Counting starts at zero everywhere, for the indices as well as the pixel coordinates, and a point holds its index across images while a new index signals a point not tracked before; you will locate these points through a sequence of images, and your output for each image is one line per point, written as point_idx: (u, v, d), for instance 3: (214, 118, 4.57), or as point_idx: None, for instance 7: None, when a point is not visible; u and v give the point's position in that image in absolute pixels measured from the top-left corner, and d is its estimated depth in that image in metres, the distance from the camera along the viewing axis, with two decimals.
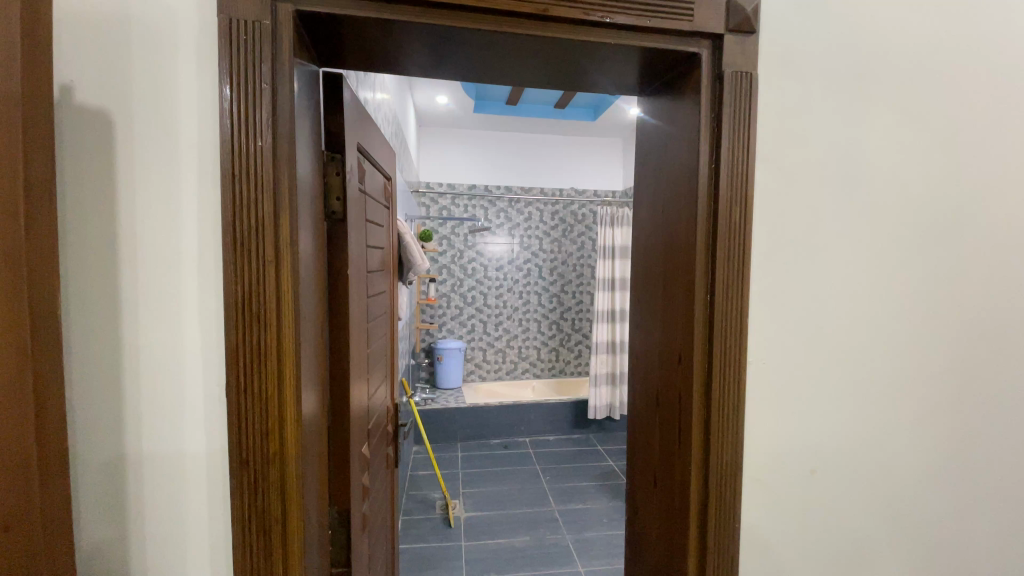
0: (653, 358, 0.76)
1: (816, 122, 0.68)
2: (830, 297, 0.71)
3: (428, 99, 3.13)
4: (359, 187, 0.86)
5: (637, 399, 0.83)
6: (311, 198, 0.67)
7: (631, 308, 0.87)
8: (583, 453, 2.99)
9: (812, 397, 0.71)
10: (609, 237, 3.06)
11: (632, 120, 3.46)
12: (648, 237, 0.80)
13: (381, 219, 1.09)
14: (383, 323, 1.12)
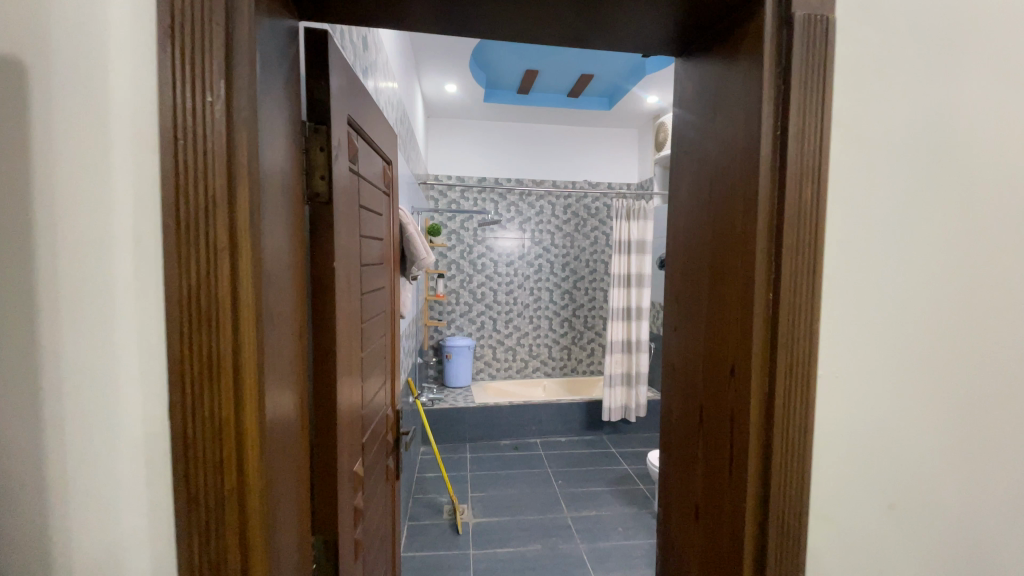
0: (697, 368, 0.64)
1: (904, 82, 0.55)
2: (915, 298, 0.58)
3: (437, 88, 3.01)
4: (353, 168, 0.75)
5: (673, 415, 0.71)
6: (288, 176, 0.56)
7: (665, 308, 0.75)
8: (597, 456, 2.87)
9: (893, 418, 0.59)
10: (625, 231, 2.92)
11: (649, 109, 3.32)
12: (689, 225, 0.67)
13: (380, 207, 0.98)
14: (382, 322, 1.01)
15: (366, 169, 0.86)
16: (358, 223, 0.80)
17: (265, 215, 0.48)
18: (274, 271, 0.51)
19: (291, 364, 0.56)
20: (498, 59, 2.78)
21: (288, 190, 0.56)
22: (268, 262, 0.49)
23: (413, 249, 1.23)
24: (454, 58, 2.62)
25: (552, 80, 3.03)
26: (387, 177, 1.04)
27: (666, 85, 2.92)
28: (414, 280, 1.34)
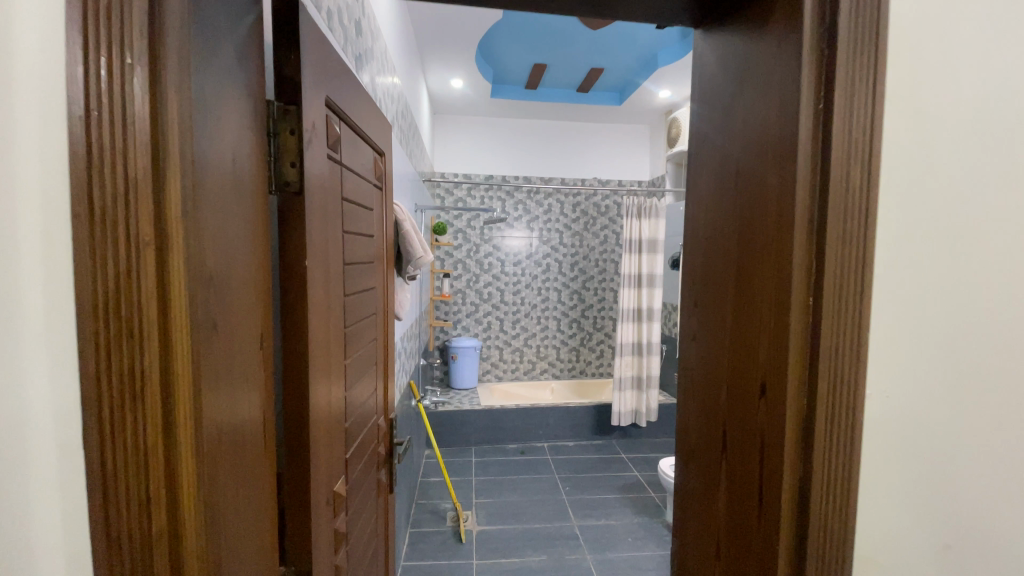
0: (720, 383, 0.55)
1: (982, 42, 0.45)
2: (994, 305, 0.48)
3: (442, 83, 2.93)
4: (332, 155, 0.68)
5: (692, 434, 0.63)
6: (245, 161, 0.48)
7: (683, 313, 0.66)
8: (605, 462, 2.78)
9: (958, 449, 0.49)
10: (636, 230, 2.82)
11: (661, 103, 3.21)
12: (712, 219, 0.59)
13: (370, 200, 0.90)
14: (373, 325, 0.94)
15: (351, 159, 0.78)
16: (341, 218, 0.72)
17: (209, 205, 0.41)
18: (223, 271, 0.43)
19: (250, 378, 0.49)
20: (505, 53, 2.70)
21: (247, 178, 0.49)
22: (212, 261, 0.42)
23: (409, 247, 1.15)
24: (460, 52, 2.55)
25: (561, 74, 2.95)
26: (378, 169, 0.97)
27: (679, 78, 2.82)
28: (411, 280, 1.27)
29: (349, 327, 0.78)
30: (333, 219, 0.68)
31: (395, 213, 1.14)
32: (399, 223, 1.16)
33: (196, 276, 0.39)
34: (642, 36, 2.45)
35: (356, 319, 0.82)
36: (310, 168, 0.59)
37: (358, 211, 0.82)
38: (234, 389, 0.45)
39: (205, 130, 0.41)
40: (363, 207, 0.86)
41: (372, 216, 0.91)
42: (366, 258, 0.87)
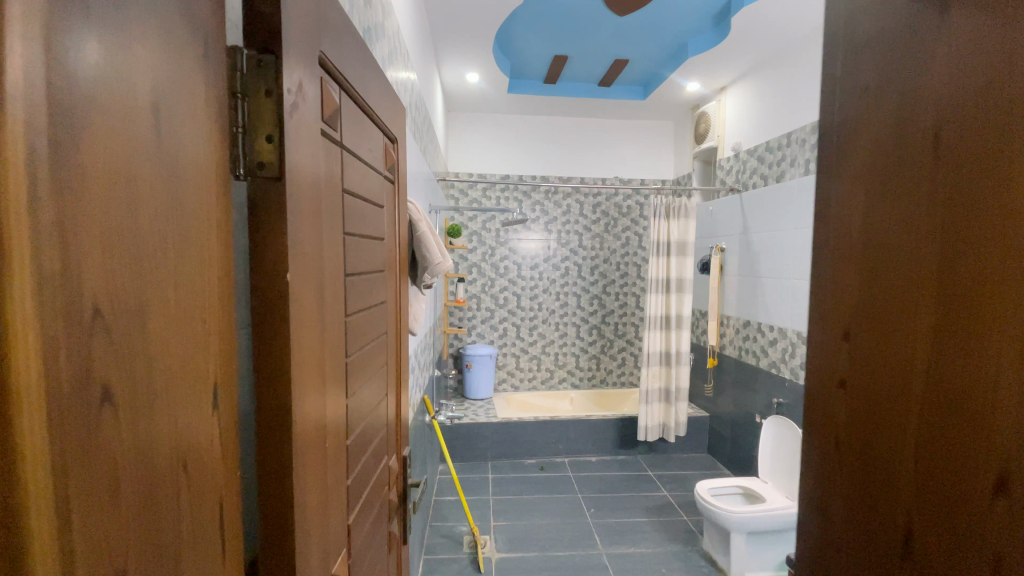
0: (898, 450, 0.37)
1: None
2: None
3: (457, 78, 2.76)
4: (328, 132, 0.51)
5: (832, 513, 0.44)
6: (179, 124, 0.32)
7: (809, 344, 0.48)
8: (632, 480, 2.59)
9: None
10: (664, 231, 2.61)
11: (688, 97, 3.01)
12: (868, 212, 0.40)
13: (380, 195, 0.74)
14: (382, 346, 0.77)
15: (355, 140, 0.62)
16: (342, 216, 0.56)
17: (92, 179, 0.25)
18: (129, 296, 0.27)
19: (185, 451, 0.32)
20: (523, 44, 2.53)
21: (184, 152, 0.32)
22: (105, 281, 0.25)
23: (425, 252, 0.98)
24: (476, 44, 2.38)
25: (582, 67, 2.78)
26: (389, 158, 0.80)
27: (710, 69, 2.62)
28: (428, 289, 1.10)
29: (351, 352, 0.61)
30: (329, 216, 0.52)
31: (409, 212, 0.98)
32: (414, 223, 0.99)
33: (45, 307, 0.22)
34: (673, 22, 2.26)
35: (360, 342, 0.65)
36: (295, 144, 0.42)
37: (363, 207, 0.65)
38: (145, 481, 0.28)
39: (72, 55, 0.24)
40: (370, 202, 0.69)
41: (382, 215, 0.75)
42: (374, 264, 0.70)
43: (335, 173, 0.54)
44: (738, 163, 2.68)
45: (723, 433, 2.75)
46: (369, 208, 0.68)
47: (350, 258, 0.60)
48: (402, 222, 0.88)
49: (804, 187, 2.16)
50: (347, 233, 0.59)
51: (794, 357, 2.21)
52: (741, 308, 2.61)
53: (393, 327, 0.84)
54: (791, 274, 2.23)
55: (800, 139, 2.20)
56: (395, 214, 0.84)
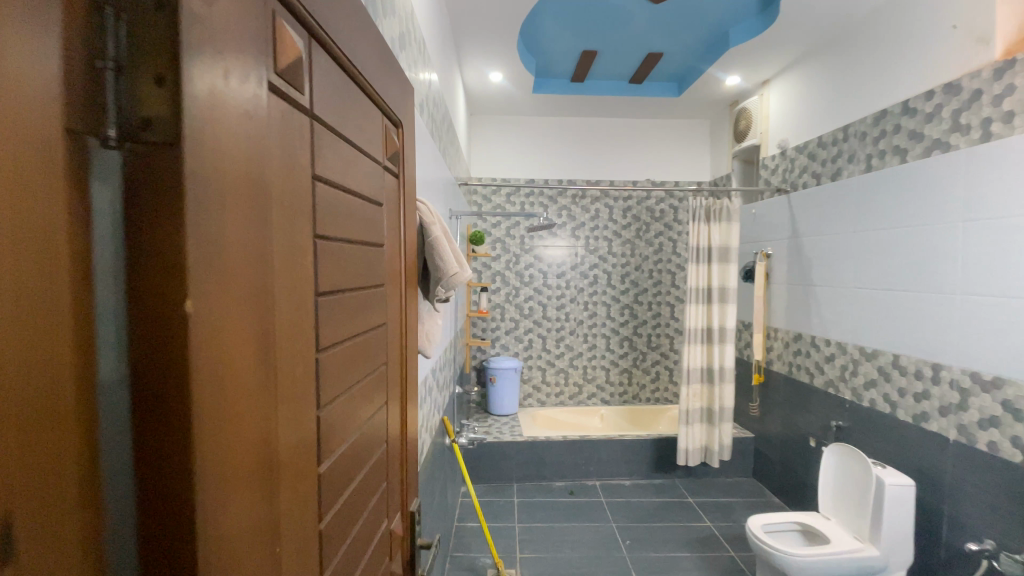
0: None
1: None
2: None
3: (480, 77, 2.59)
4: (286, 92, 0.36)
5: None
6: None
7: None
8: (670, 507, 2.37)
9: None
10: (703, 237, 2.39)
11: (727, 93, 2.80)
12: None
13: (378, 190, 0.58)
14: (382, 380, 0.61)
15: (336, 113, 0.46)
16: (312, 214, 0.40)
17: None
18: None
19: None
20: (550, 39, 2.38)
21: None
22: None
23: (436, 263, 0.80)
24: (500, 41, 2.24)
25: (613, 63, 2.60)
26: (392, 145, 0.64)
27: (752, 61, 2.42)
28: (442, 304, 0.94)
29: (330, 397, 0.44)
30: (283, 207, 0.35)
31: (421, 214, 0.82)
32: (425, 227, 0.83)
33: None
34: (713, 9, 2.07)
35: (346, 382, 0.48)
36: (209, 92, 0.27)
37: (351, 202, 0.49)
38: None
39: None
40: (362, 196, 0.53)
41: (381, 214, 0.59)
42: (368, 277, 0.54)
43: (297, 149, 0.37)
44: (785, 161, 2.46)
45: (770, 456, 2.51)
46: (361, 203, 0.52)
47: (327, 270, 0.43)
48: (410, 225, 0.72)
49: (865, 186, 1.93)
50: (322, 235, 0.42)
51: (855, 375, 1.97)
52: (790, 320, 2.38)
53: (397, 353, 0.68)
54: (851, 282, 2.00)
55: (860, 133, 1.97)
56: (399, 213, 0.68)
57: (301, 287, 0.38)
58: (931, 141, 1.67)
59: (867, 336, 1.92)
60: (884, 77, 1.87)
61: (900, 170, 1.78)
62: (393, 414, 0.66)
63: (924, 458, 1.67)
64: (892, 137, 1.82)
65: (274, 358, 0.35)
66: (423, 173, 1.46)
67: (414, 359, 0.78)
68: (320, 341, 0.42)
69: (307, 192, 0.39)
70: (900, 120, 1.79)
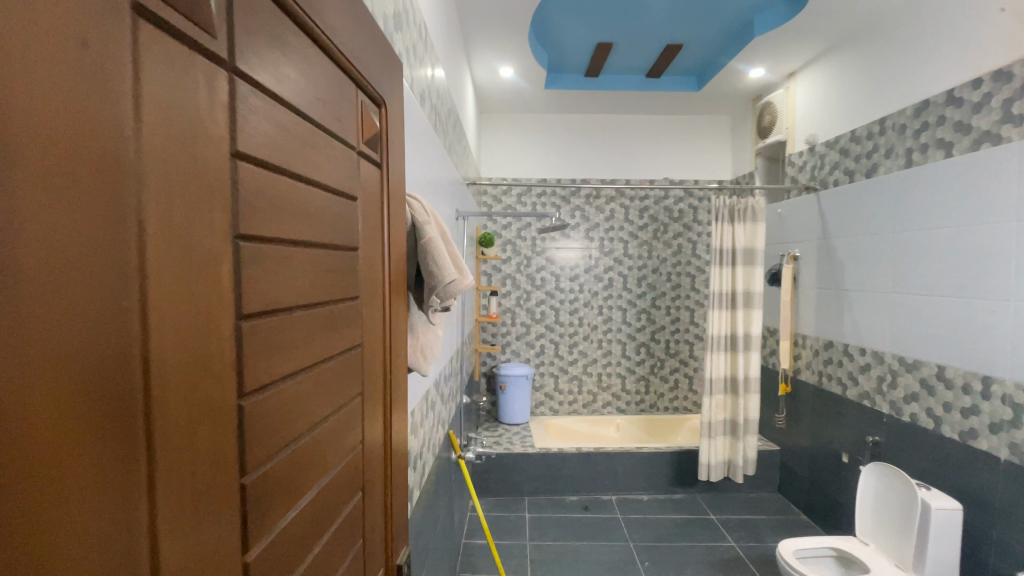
0: None
1: None
2: None
3: (490, 73, 2.49)
4: (157, 29, 0.25)
5: None
6: None
7: None
8: (691, 525, 2.24)
9: None
10: (726, 238, 2.25)
11: (751, 87, 2.66)
12: None
13: (348, 179, 0.47)
14: (358, 414, 0.50)
15: (275, 74, 0.35)
16: (221, 206, 0.29)
17: None
18: None
19: None
20: (561, 30, 2.26)
21: None
22: None
23: (428, 268, 0.67)
24: (510, 33, 2.13)
25: (628, 55, 2.48)
26: (371, 127, 0.53)
27: (779, 52, 2.27)
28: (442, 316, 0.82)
29: (263, 455, 0.33)
30: (155, 194, 0.25)
31: (409, 212, 0.70)
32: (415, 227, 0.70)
33: None
34: None
35: (294, 429, 0.37)
36: None
37: (303, 193, 0.38)
38: None
39: None
40: (323, 187, 0.42)
41: (353, 210, 0.48)
42: (331, 289, 0.43)
43: (189, 115, 0.27)
44: (814, 158, 2.31)
45: (798, 471, 2.36)
46: (320, 196, 0.41)
47: (257, 283, 0.33)
48: (396, 225, 0.62)
49: (904, 183, 1.76)
50: (248, 236, 0.32)
51: (894, 387, 1.80)
52: (820, 326, 2.23)
53: (379, 378, 0.57)
54: (887, 287, 1.83)
55: (898, 125, 1.80)
56: (382, 211, 0.57)
57: (198, 309, 0.28)
58: (980, 133, 1.49)
59: (905, 345, 1.76)
60: (925, 64, 1.71)
61: (943, 165, 1.61)
62: (373, 453, 0.55)
63: (970, 479, 1.50)
64: (935, 130, 1.64)
65: (139, 413, 0.24)
66: (428, 170, 1.36)
67: (404, 383, 0.67)
68: (243, 381, 0.31)
69: (212, 175, 0.29)
70: (944, 111, 1.62)
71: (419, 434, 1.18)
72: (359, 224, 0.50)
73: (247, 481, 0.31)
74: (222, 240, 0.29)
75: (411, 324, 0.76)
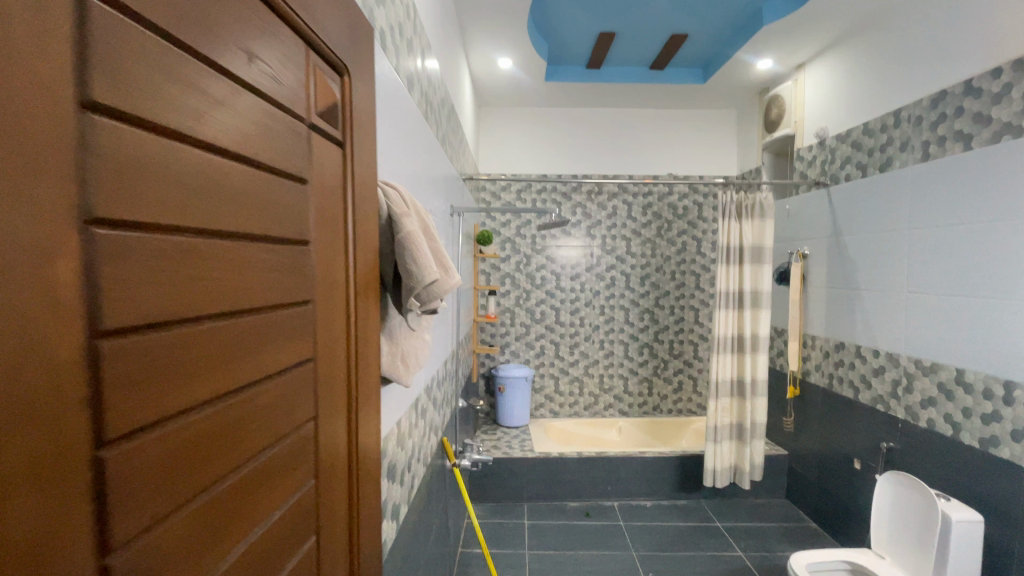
0: None
1: None
2: None
3: (488, 65, 2.40)
4: None
5: None
6: None
7: None
8: (696, 533, 2.15)
9: None
10: (733, 236, 2.15)
11: (758, 79, 2.56)
12: None
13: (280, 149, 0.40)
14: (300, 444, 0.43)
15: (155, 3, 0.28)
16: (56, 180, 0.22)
17: None
18: None
19: None
20: (561, 20, 2.17)
21: None
22: None
23: (405, 267, 0.59)
24: (508, 23, 2.04)
25: (630, 46, 2.38)
26: (321, 90, 0.46)
27: (788, 41, 2.18)
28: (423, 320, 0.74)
29: (141, 523, 0.26)
30: None
31: (383, 201, 0.61)
32: (390, 219, 0.61)
33: None
34: None
35: (191, 472, 0.30)
36: None
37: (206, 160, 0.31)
38: None
39: None
40: (235, 157, 0.34)
41: (286, 191, 0.41)
42: (249, 288, 0.36)
43: None
44: (824, 152, 2.21)
45: (807, 477, 2.27)
46: (228, 166, 0.33)
47: (117, 281, 0.25)
48: (361, 215, 0.54)
49: (919, 178, 1.66)
50: (110, 220, 0.25)
51: (910, 392, 1.70)
52: (831, 327, 2.14)
53: (335, 397, 0.50)
54: (902, 287, 1.74)
55: (914, 116, 1.70)
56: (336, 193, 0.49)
57: (2, 340, 0.20)
58: (1001, 125, 1.39)
59: (921, 348, 1.66)
60: (944, 52, 1.61)
61: (961, 158, 1.51)
62: (325, 484, 0.48)
63: (987, 488, 1.40)
64: (952, 121, 1.55)
65: None
66: (420, 162, 1.28)
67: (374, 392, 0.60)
68: (104, 426, 0.24)
69: (8, 137, 0.20)
70: (963, 101, 1.52)
71: (408, 444, 1.10)
72: (300, 207, 0.42)
73: (113, 563, 0.24)
74: (55, 232, 0.22)
75: (389, 329, 0.67)
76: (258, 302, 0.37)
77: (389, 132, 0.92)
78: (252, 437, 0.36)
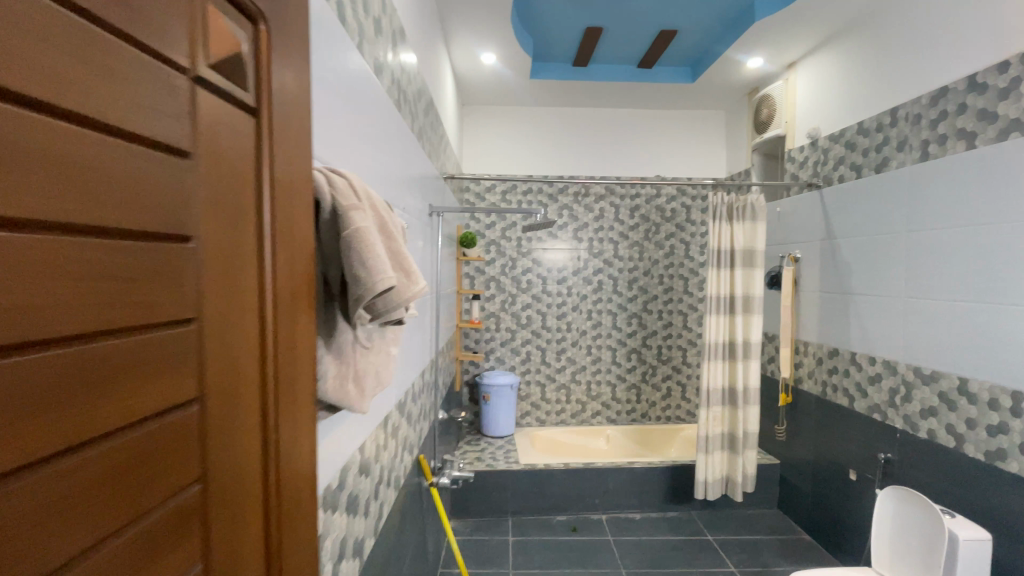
0: None
1: None
2: None
3: (471, 60, 2.30)
4: None
5: None
6: None
7: None
8: (687, 547, 2.06)
9: None
10: (724, 239, 2.07)
11: (748, 79, 2.50)
12: None
13: (151, 112, 0.29)
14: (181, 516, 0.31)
15: None
16: None
17: None
18: None
19: None
20: (548, 13, 2.08)
21: None
22: None
23: (352, 271, 0.47)
24: (491, 15, 1.94)
25: (619, 42, 2.30)
26: (222, 40, 0.35)
27: (781, 39, 2.11)
28: (380, 334, 0.63)
29: None
30: None
31: (325, 188, 0.49)
32: (333, 212, 0.50)
33: None
34: None
35: None
36: None
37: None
38: None
39: None
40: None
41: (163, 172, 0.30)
42: (22, 311, 0.22)
43: None
44: (815, 153, 2.15)
45: (800, 488, 2.20)
46: (21, 119, 0.22)
47: None
48: (287, 208, 0.43)
49: (920, 178, 1.60)
50: None
51: (908, 401, 1.64)
52: (824, 333, 2.07)
53: (247, 443, 0.39)
54: (901, 291, 1.68)
55: (912, 115, 1.64)
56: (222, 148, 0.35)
57: None
58: (1009, 121, 1.33)
59: (923, 355, 1.60)
60: (943, 48, 1.55)
61: (965, 157, 1.45)
62: (227, 560, 0.36)
63: (998, 503, 1.33)
64: (955, 119, 1.49)
65: None
66: (397, 156, 1.17)
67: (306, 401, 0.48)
68: None
69: None
70: (965, 99, 1.46)
71: (377, 468, 0.99)
72: (141, 170, 0.28)
73: None
74: None
75: (338, 348, 0.54)
76: (45, 327, 0.23)
77: (351, 117, 0.81)
78: (82, 525, 0.25)
